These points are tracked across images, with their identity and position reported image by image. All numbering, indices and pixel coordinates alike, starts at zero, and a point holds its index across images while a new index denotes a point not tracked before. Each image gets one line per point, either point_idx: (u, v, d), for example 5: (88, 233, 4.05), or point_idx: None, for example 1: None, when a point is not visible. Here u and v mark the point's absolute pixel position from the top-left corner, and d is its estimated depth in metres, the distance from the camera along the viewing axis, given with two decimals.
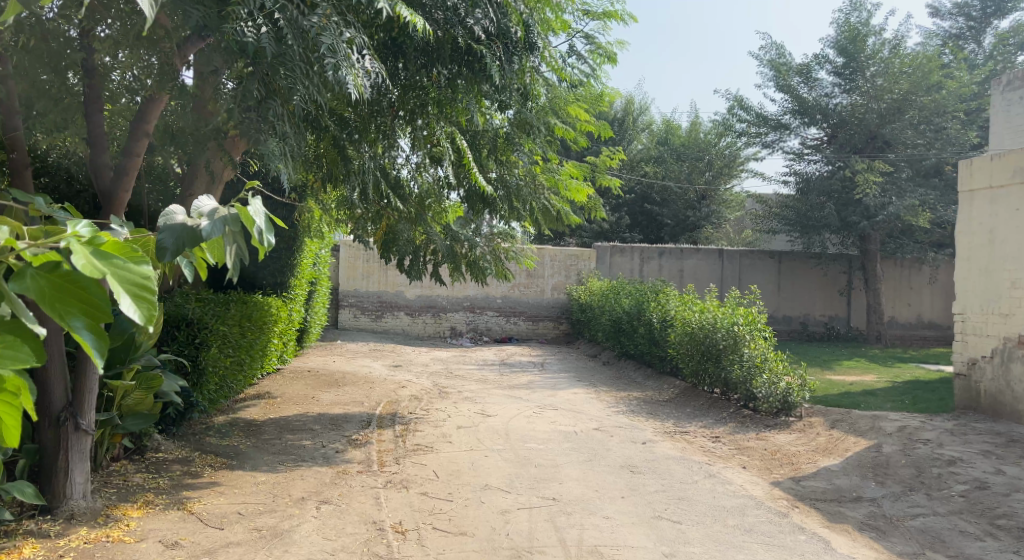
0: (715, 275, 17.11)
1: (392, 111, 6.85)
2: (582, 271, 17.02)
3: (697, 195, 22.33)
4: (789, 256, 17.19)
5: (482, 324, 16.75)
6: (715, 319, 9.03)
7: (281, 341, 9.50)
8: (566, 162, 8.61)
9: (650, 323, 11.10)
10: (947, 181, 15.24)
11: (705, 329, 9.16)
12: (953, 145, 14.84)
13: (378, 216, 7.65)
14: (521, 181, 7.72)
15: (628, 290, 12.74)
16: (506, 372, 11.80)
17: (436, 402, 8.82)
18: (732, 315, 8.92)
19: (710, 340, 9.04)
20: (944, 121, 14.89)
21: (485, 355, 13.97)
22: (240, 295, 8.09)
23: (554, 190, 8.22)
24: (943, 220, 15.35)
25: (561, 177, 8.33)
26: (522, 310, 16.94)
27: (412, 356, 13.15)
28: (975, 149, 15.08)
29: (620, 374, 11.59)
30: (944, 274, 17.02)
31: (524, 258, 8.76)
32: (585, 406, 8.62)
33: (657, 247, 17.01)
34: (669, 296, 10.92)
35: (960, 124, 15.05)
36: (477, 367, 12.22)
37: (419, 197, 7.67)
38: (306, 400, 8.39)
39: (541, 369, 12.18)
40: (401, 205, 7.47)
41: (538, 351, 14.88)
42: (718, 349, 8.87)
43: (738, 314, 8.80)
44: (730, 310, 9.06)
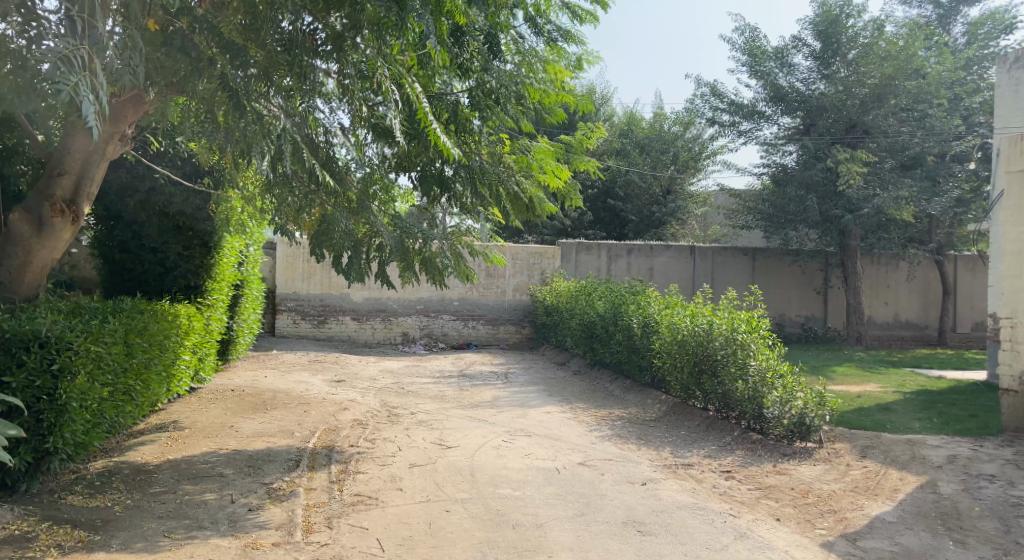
0: (686, 273, 16.01)
1: (313, 42, 5.28)
2: (546, 270, 15.71)
3: (663, 189, 21.40)
4: (764, 253, 16.23)
5: (437, 330, 15.28)
6: (710, 326, 7.78)
7: (193, 358, 7.88)
8: (541, 138, 7.15)
9: (629, 329, 9.82)
10: (930, 172, 14.34)
11: (698, 336, 7.91)
12: (937, 134, 13.96)
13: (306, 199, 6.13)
14: (485, 162, 6.44)
15: (600, 292, 11.46)
16: (466, 386, 10.36)
17: (384, 430, 7.33)
18: (730, 320, 7.69)
19: (705, 350, 7.79)
20: (927, 108, 13.97)
21: (442, 365, 12.52)
22: (134, 304, 6.51)
23: (525, 170, 6.89)
24: (925, 214, 14.50)
25: (535, 156, 6.96)
26: (480, 313, 15.53)
27: (358, 368, 11.61)
28: (959, 138, 14.25)
29: (595, 388, 10.28)
30: (923, 271, 16.21)
31: (493, 256, 7.17)
32: (563, 432, 7.24)
33: (626, 244, 15.85)
34: (650, 300, 9.68)
35: (943, 112, 14.18)
36: (432, 381, 10.74)
37: (363, 184, 6.61)
38: (222, 431, 6.84)
39: (505, 382, 10.78)
40: (335, 185, 6.01)
41: (499, 359, 13.50)
42: (716, 359, 7.62)
43: (738, 319, 7.57)
44: (725, 315, 7.85)
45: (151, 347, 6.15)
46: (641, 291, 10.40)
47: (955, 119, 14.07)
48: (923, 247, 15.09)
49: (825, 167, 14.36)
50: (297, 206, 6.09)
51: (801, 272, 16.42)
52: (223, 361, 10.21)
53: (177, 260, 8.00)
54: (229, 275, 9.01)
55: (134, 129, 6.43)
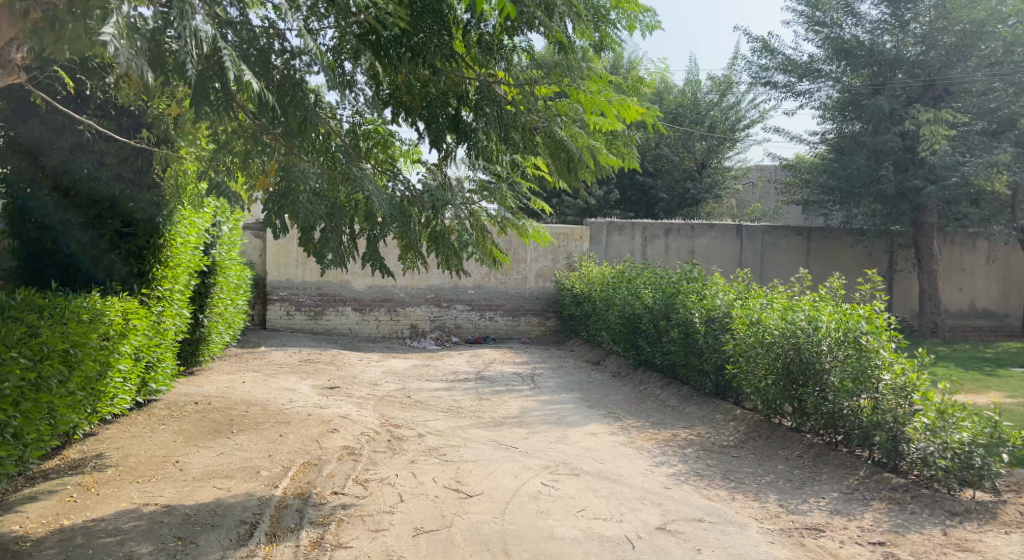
0: (731, 256, 14.12)
1: None
2: (573, 253, 13.83)
3: (697, 165, 19.48)
4: (820, 233, 14.36)
5: (450, 322, 13.47)
6: (812, 325, 5.89)
7: (136, 368, 6.08)
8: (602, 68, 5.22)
9: (691, 325, 7.94)
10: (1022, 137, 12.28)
11: (795, 338, 6.01)
12: None
13: (252, 153, 4.10)
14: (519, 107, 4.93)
15: (646, 279, 9.60)
16: (485, 393, 8.53)
17: (381, 465, 5.50)
18: (839, 317, 5.78)
19: (807, 358, 5.90)
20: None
21: (456, 365, 10.72)
22: (29, 299, 4.68)
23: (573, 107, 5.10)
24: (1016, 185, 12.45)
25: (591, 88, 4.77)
26: (498, 303, 13.69)
27: (357, 369, 9.81)
28: None
29: (643, 398, 8.39)
30: (1003, 252, 14.15)
31: (536, 229, 5.23)
32: (620, 470, 5.36)
33: (663, 223, 14.01)
34: (719, 290, 7.82)
35: None
36: (444, 386, 8.91)
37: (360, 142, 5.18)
38: (160, 470, 5.01)
39: (532, 389, 8.93)
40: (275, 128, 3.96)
41: (522, 356, 11.67)
42: (829, 371, 5.72)
43: (855, 315, 5.63)
44: (827, 309, 5.96)
45: (51, 361, 4.40)
46: (701, 278, 8.52)
47: None
48: (1009, 224, 13.09)
49: (903, 132, 12.34)
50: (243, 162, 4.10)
51: (862, 253, 14.47)
52: (192, 365, 8.46)
53: (115, 242, 6.14)
54: (190, 260, 7.16)
55: (25, 53, 4.57)
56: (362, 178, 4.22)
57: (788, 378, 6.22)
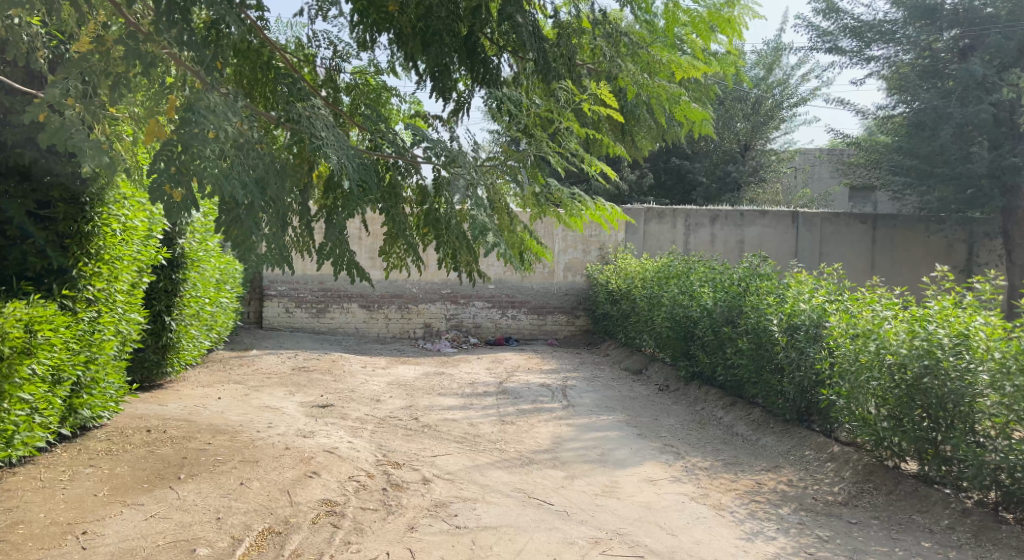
0: (786, 247, 12.48)
1: None
2: (607, 245, 12.34)
3: (740, 147, 17.89)
4: (888, 221, 12.64)
5: (468, 321, 11.98)
6: (960, 345, 4.32)
7: (53, 395, 4.61)
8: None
9: (768, 334, 6.39)
10: None
11: (930, 360, 4.44)
12: None
13: (131, 79, 2.57)
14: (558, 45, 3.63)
15: (703, 276, 8.08)
16: (510, 415, 7.03)
17: (370, 534, 4.02)
18: (993, 338, 4.25)
19: (948, 391, 4.33)
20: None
21: (475, 374, 9.25)
22: None
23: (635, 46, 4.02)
24: None
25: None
26: (521, 299, 12.19)
27: (358, 380, 8.36)
28: None
29: (702, 424, 6.83)
30: None
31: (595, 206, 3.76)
32: (702, 550, 3.81)
33: (709, 210, 12.43)
34: (806, 290, 6.28)
35: None
36: (461, 403, 7.43)
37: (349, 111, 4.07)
38: (52, 552, 3.54)
39: (566, 408, 7.41)
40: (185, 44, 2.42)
41: (551, 362, 10.18)
42: (987, 407, 4.16)
43: (1001, 338, 4.21)
44: (969, 322, 4.43)
45: None
46: (775, 274, 6.97)
47: None
48: None
49: (1000, 103, 10.77)
50: (114, 93, 2.57)
51: (936, 243, 12.80)
52: (158, 375, 7.05)
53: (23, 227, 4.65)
54: (142, 254, 5.68)
55: None
56: (316, 123, 2.74)
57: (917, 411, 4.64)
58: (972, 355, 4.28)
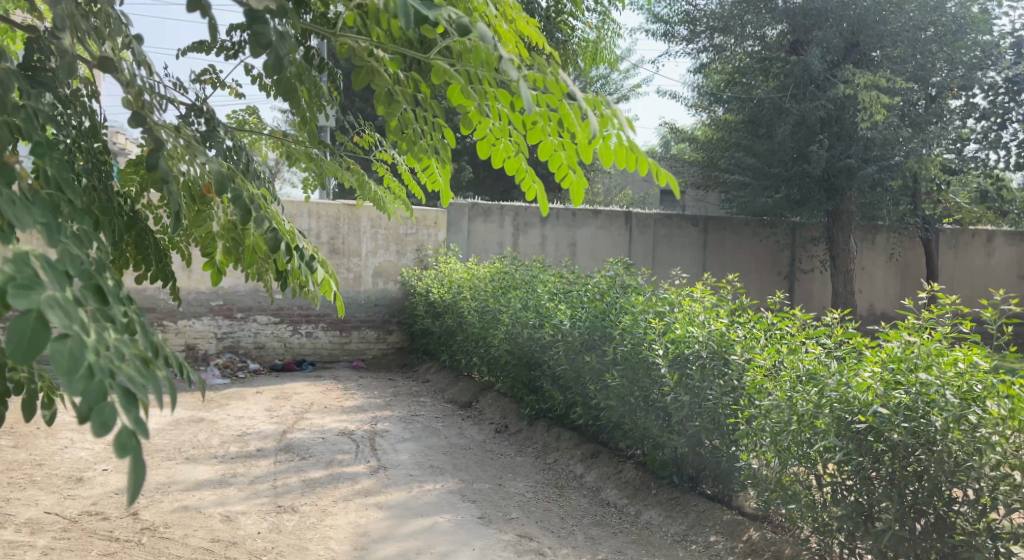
0: (619, 251, 11.36)
1: None
2: (425, 245, 10.43)
3: None
4: (718, 223, 12.00)
5: (247, 342, 9.62)
6: (961, 408, 3.00)
7: None
8: None
9: (651, 368, 4.79)
10: (932, 117, 10.98)
11: (916, 429, 3.09)
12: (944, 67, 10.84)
13: None
14: None
15: (551, 288, 6.46)
16: (293, 491, 4.81)
17: None
18: (1017, 405, 2.94)
19: (942, 472, 3.01)
20: (953, 32, 10.74)
21: (250, 418, 6.89)
22: None
23: None
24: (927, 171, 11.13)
25: None
26: (318, 313, 9.98)
27: (63, 440, 5.66)
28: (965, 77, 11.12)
29: (560, 490, 5.14)
30: (901, 250, 13.14)
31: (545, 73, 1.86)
32: None
33: (540, 208, 11.00)
34: (701, 311, 4.78)
35: (957, 37, 10.86)
36: (218, 474, 5.10)
37: None
38: None
39: (374, 473, 5.33)
40: None
41: (358, 394, 8.12)
42: (1007, 495, 2.94)
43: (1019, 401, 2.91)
44: (966, 366, 3.14)
45: None
46: (647, 288, 5.51)
47: (964, 51, 10.91)
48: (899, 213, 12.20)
49: (834, 100, 10.59)
50: None
51: (763, 251, 12.42)
52: None
53: None
54: None
55: None
56: None
57: (875, 483, 3.32)
58: (988, 425, 2.99)
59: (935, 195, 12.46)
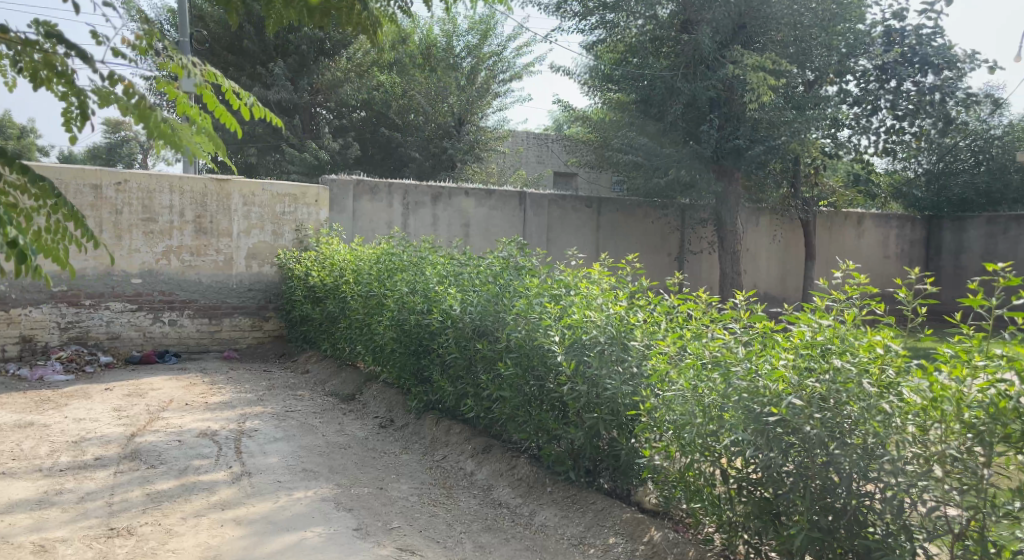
0: (513, 232, 11.00)
1: None
2: (304, 223, 9.63)
3: (454, 120, 17.47)
4: (611, 205, 11.88)
5: (98, 332, 8.53)
6: (875, 397, 2.76)
7: None
8: None
9: (547, 355, 4.40)
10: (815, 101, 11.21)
11: (827, 419, 2.82)
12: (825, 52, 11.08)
13: None
14: None
15: (440, 269, 5.96)
16: (132, 508, 4.10)
17: None
18: (939, 392, 2.67)
19: (853, 464, 2.76)
20: (832, 17, 10.97)
21: (92, 420, 6.00)
22: None
23: None
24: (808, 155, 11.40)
25: None
26: (183, 299, 9.01)
27: None
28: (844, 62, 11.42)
29: (448, 491, 4.68)
30: (784, 232, 13.53)
31: None
32: None
33: (430, 186, 10.43)
34: (598, 294, 4.40)
35: (837, 22, 11.10)
36: (39, 493, 4.29)
37: None
38: None
39: (235, 481, 4.66)
40: None
41: (226, 388, 7.35)
42: (922, 490, 2.65)
43: (936, 386, 2.69)
44: (886, 350, 2.86)
45: None
46: (542, 269, 5.11)
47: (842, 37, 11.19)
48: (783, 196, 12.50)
49: (723, 82, 10.60)
50: None
51: (655, 233, 12.44)
52: None
53: None
54: None
55: None
56: None
57: (785, 476, 2.97)
58: (907, 414, 2.75)
59: (815, 177, 12.85)
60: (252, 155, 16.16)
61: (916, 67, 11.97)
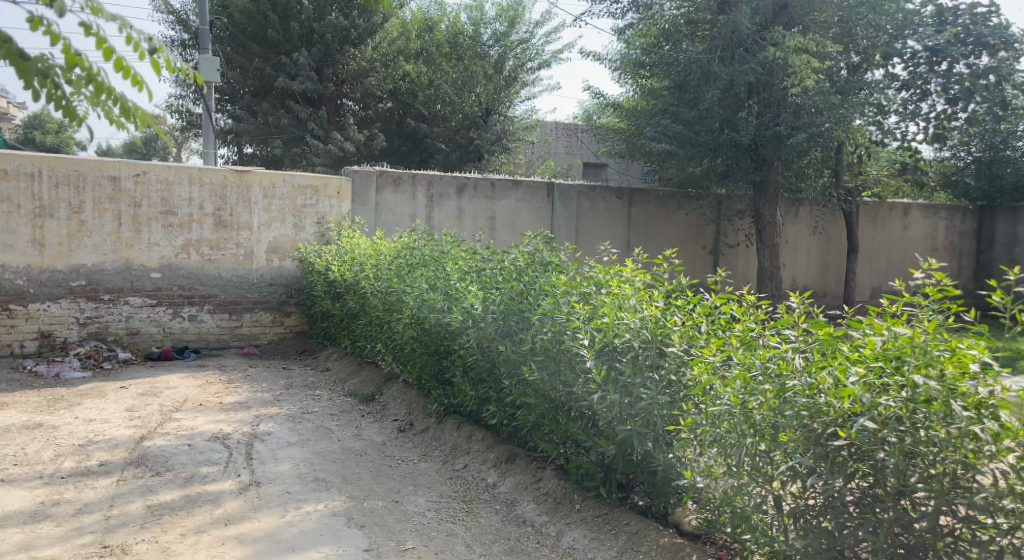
0: (540, 224, 10.62)
1: None
2: (326, 216, 9.36)
3: (481, 110, 17.10)
4: (643, 196, 11.43)
5: (117, 328, 8.36)
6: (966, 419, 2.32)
7: None
8: None
9: (575, 360, 4.02)
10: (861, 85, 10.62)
11: (908, 446, 2.40)
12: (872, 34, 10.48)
13: None
14: None
15: (463, 265, 5.61)
16: (129, 523, 3.83)
17: None
18: None
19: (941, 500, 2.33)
20: None
21: (102, 422, 5.78)
22: None
23: None
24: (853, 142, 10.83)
25: None
26: (203, 294, 8.79)
27: None
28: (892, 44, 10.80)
29: (469, 506, 4.34)
30: (825, 224, 12.94)
31: None
32: None
33: (455, 177, 10.10)
34: (631, 294, 4.00)
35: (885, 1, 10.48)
36: (35, 504, 4.04)
37: None
38: None
39: (242, 491, 4.38)
40: None
41: (242, 387, 7.10)
42: None
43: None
44: (980, 364, 2.40)
45: None
46: (571, 265, 4.73)
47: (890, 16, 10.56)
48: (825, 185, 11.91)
49: (762, 66, 10.07)
50: None
51: (689, 225, 11.96)
52: None
53: None
54: None
55: None
56: None
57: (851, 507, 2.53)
58: (1004, 441, 2.31)
59: (859, 166, 12.24)
60: (277, 147, 15.97)
61: (969, 47, 11.29)
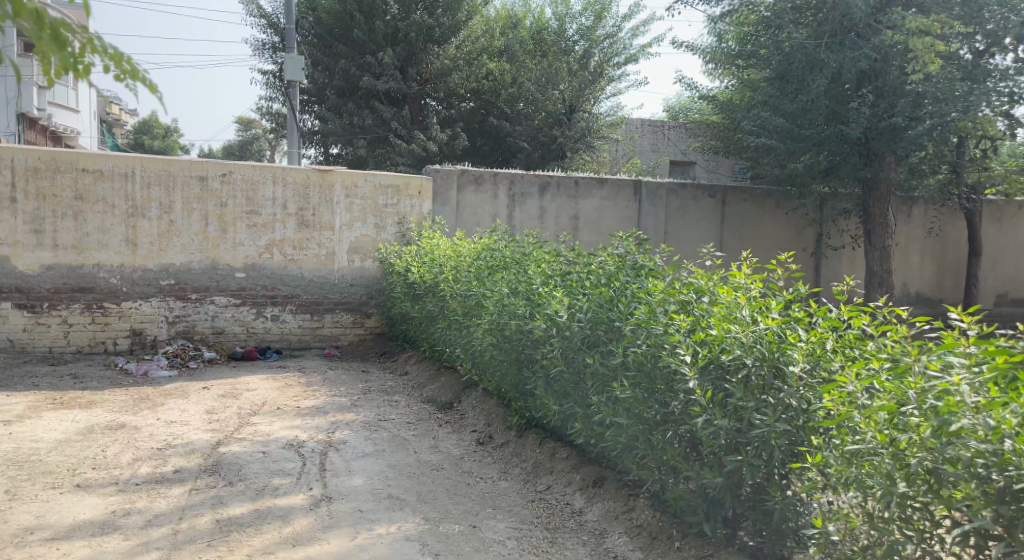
0: (627, 224, 10.11)
1: None
2: (407, 216, 9.18)
3: (565, 107, 16.69)
4: (737, 194, 10.74)
5: (203, 327, 8.42)
6: None
7: None
8: None
9: (674, 379, 3.54)
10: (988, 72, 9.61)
11: None
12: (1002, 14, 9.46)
13: None
14: None
15: (548, 268, 5.23)
16: (197, 540, 3.64)
17: None
18: None
19: None
20: None
21: (182, 424, 5.71)
22: None
23: None
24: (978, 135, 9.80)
25: None
26: (285, 294, 8.77)
27: None
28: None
29: (553, 535, 3.95)
30: (940, 224, 11.84)
31: None
32: None
33: (539, 175, 9.74)
34: (741, 305, 3.50)
35: None
36: (107, 513, 3.92)
37: None
38: None
39: (314, 507, 4.14)
40: None
41: (321, 390, 6.96)
42: None
43: None
44: None
45: None
46: (668, 270, 4.26)
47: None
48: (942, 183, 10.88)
49: (876, 53, 9.23)
50: None
51: (787, 225, 11.16)
52: None
53: None
54: None
55: None
56: None
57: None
58: None
59: (982, 161, 11.13)
60: (361, 147, 16.05)
61: None
